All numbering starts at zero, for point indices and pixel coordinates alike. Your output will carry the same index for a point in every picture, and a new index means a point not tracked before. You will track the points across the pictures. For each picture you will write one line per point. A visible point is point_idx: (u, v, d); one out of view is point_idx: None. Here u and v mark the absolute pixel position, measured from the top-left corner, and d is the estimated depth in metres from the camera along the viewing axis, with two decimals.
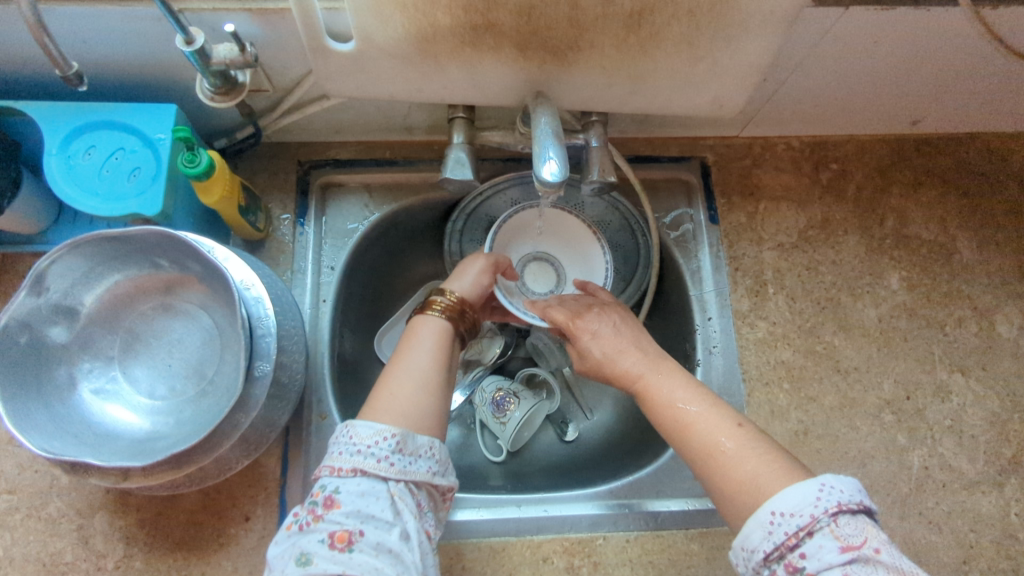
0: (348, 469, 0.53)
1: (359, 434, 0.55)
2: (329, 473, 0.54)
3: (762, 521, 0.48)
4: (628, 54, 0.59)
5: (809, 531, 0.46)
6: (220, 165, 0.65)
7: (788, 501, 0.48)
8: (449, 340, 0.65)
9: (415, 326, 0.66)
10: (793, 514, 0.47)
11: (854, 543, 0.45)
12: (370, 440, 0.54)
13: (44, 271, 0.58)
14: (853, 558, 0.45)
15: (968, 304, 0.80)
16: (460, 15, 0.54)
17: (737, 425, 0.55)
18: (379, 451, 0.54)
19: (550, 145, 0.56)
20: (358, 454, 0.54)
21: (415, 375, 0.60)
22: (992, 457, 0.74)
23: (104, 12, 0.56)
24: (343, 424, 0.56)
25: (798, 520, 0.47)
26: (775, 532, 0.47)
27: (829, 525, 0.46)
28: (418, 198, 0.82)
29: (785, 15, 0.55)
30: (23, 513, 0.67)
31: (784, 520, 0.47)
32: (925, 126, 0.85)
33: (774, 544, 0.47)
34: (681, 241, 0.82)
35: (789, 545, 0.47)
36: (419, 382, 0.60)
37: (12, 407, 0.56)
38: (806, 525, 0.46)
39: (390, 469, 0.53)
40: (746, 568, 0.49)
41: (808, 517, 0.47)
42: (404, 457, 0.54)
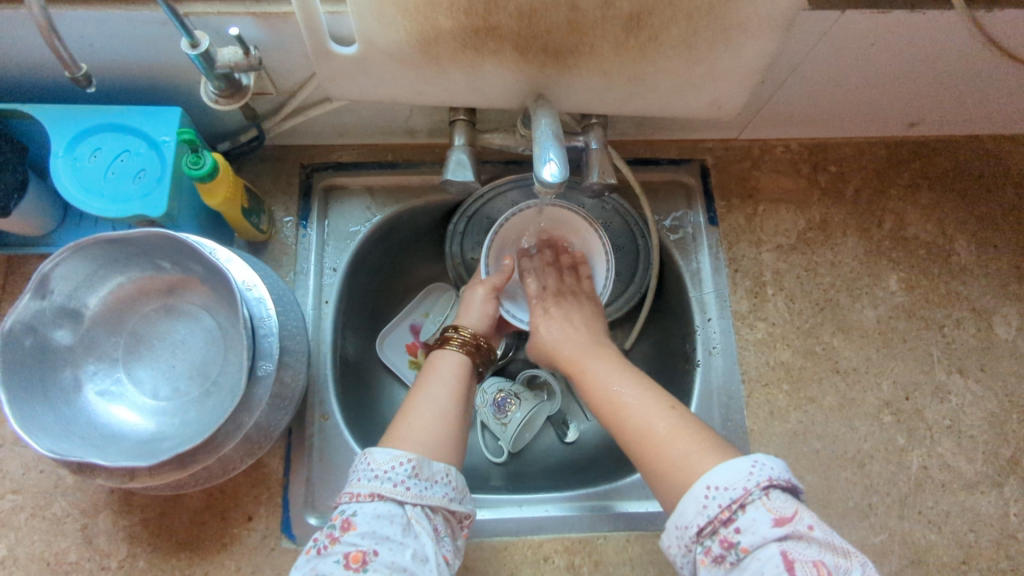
0: (366, 494, 0.54)
1: (377, 460, 0.56)
2: (348, 499, 0.55)
3: (697, 496, 0.51)
4: (627, 57, 0.59)
5: (741, 505, 0.49)
6: (225, 167, 0.66)
7: (721, 476, 0.50)
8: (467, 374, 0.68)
9: (434, 361, 0.68)
10: (727, 488, 0.50)
11: (786, 515, 0.48)
12: (387, 465, 0.55)
13: (48, 273, 0.58)
14: (787, 533, 0.47)
15: (966, 305, 0.80)
16: (461, 19, 0.55)
17: (669, 408, 0.59)
18: (396, 476, 0.55)
19: (550, 146, 0.56)
20: (375, 479, 0.55)
21: (433, 405, 0.62)
22: (991, 457, 0.74)
23: (110, 15, 0.57)
24: (363, 453, 0.58)
25: (731, 493, 0.49)
26: (710, 507, 0.50)
27: (760, 499, 0.49)
28: (420, 200, 0.83)
29: (781, 18, 0.56)
30: (28, 512, 0.68)
31: (718, 495, 0.50)
32: (923, 128, 0.85)
33: (708, 518, 0.50)
34: (681, 243, 0.83)
35: (723, 519, 0.49)
36: (438, 413, 0.61)
37: (19, 407, 0.56)
38: (738, 498, 0.49)
39: (407, 493, 0.54)
40: (679, 547, 0.52)
41: (740, 490, 0.49)
42: (420, 481, 0.55)
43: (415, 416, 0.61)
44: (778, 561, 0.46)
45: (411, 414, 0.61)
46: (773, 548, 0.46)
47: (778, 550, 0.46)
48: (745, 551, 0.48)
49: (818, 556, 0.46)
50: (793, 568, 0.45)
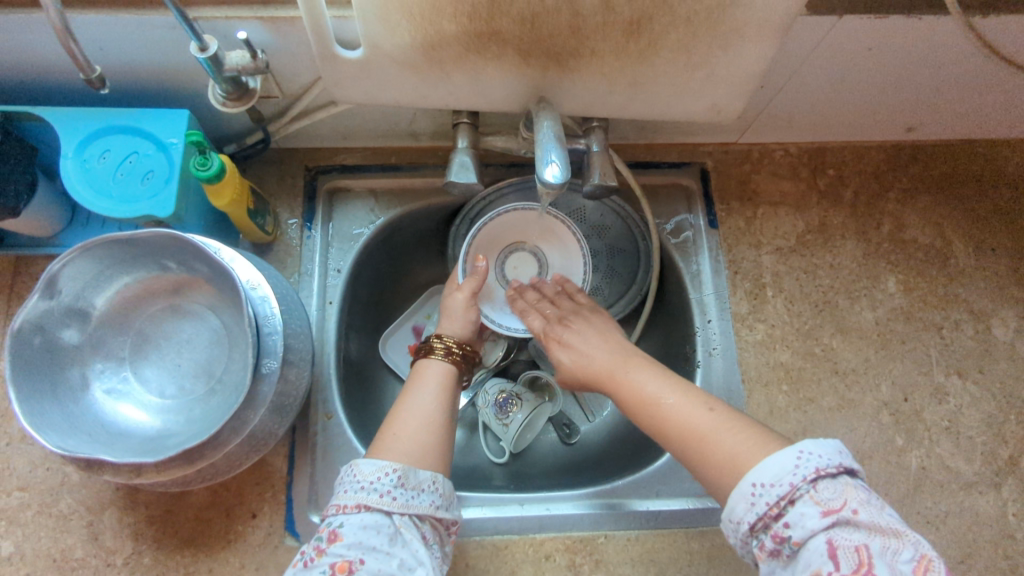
0: (353, 505, 0.55)
1: (362, 471, 0.57)
2: (335, 511, 0.55)
3: (744, 494, 0.50)
4: (628, 61, 0.60)
5: (789, 500, 0.49)
6: (231, 169, 0.67)
7: (766, 472, 0.50)
8: (453, 382, 0.68)
9: (420, 370, 0.68)
10: (772, 484, 0.49)
11: (833, 506, 0.47)
12: (372, 476, 0.56)
13: (57, 273, 0.59)
14: (835, 522, 0.47)
15: (964, 307, 0.81)
16: (464, 24, 0.56)
17: (707, 408, 0.57)
18: (382, 486, 0.55)
19: (551, 148, 0.57)
20: (361, 490, 0.55)
21: (417, 415, 0.63)
22: (989, 458, 0.75)
23: (121, 20, 0.58)
24: (348, 465, 0.58)
25: (777, 489, 0.49)
26: (757, 503, 0.50)
27: (808, 492, 0.48)
28: (423, 202, 0.84)
29: (779, 24, 0.57)
30: (35, 509, 0.69)
31: (764, 492, 0.50)
32: (921, 133, 0.86)
33: (757, 515, 0.49)
34: (682, 246, 0.84)
35: (773, 514, 0.49)
36: (423, 422, 0.62)
37: (28, 406, 0.57)
38: (785, 494, 0.49)
39: (393, 502, 0.55)
40: (737, 540, 0.52)
41: (787, 486, 0.49)
42: (406, 491, 0.56)
43: (399, 426, 0.61)
44: (824, 551, 0.46)
45: (396, 425, 0.62)
46: (821, 539, 0.46)
47: (826, 540, 0.46)
48: (796, 544, 0.48)
49: (866, 541, 0.46)
50: (840, 556, 0.45)
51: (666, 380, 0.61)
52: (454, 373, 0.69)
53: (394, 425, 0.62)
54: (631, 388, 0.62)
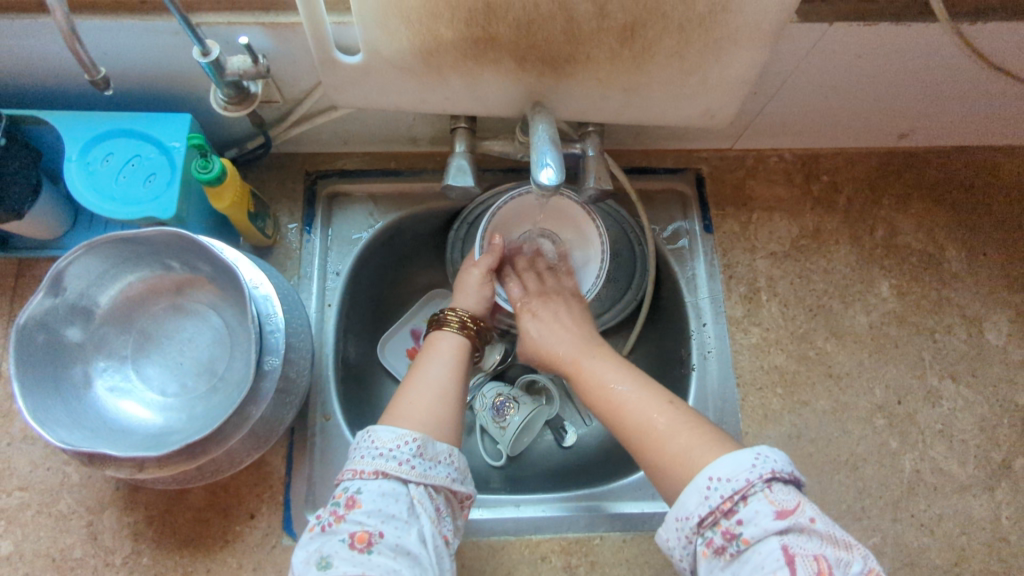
0: (371, 472, 0.56)
1: (380, 438, 0.57)
2: (352, 475, 0.56)
3: (699, 488, 0.52)
4: (622, 67, 0.61)
5: (743, 497, 0.50)
6: (232, 171, 0.68)
7: (724, 468, 0.52)
8: (466, 357, 0.69)
9: (433, 342, 0.70)
10: (729, 479, 0.51)
11: (788, 508, 0.49)
12: (392, 444, 0.57)
13: (61, 272, 0.60)
14: (789, 526, 0.49)
15: (957, 312, 0.81)
16: (462, 29, 0.57)
17: (668, 404, 0.61)
18: (400, 455, 0.56)
19: (547, 151, 0.58)
20: (380, 457, 0.56)
21: (431, 387, 0.64)
22: (982, 461, 0.75)
23: (125, 25, 0.60)
24: (367, 429, 0.59)
25: (733, 485, 0.51)
26: (712, 497, 0.51)
27: (762, 492, 0.50)
28: (422, 207, 0.85)
29: (771, 30, 0.58)
30: (35, 509, 0.69)
31: (720, 486, 0.51)
32: (913, 139, 0.87)
33: (710, 508, 0.51)
34: (677, 251, 0.84)
35: (724, 510, 0.50)
36: (438, 393, 0.63)
37: (31, 401, 0.58)
38: (740, 489, 0.50)
39: (412, 472, 0.56)
40: (679, 539, 0.53)
41: (742, 482, 0.50)
42: (424, 461, 0.56)
43: (415, 396, 0.62)
44: (779, 555, 0.47)
45: (412, 394, 0.63)
46: (774, 541, 0.48)
47: (779, 544, 0.48)
48: (746, 542, 0.49)
49: (819, 549, 0.48)
50: (794, 561, 0.47)
51: (621, 373, 0.66)
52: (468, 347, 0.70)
53: (410, 394, 0.63)
54: (591, 377, 0.67)
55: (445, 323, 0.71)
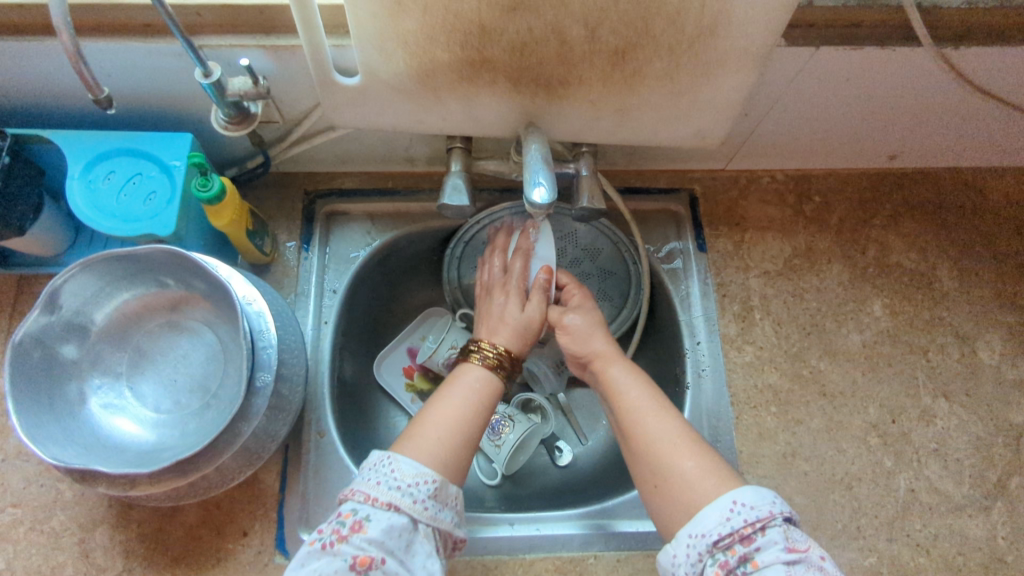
0: (384, 501, 0.55)
1: (401, 470, 0.57)
2: (363, 498, 0.55)
3: (722, 507, 0.53)
4: (614, 89, 0.63)
5: (764, 526, 0.52)
6: (232, 190, 0.69)
7: (751, 496, 0.53)
8: (493, 392, 0.68)
9: (459, 374, 0.68)
10: (753, 506, 0.52)
11: (800, 546, 0.51)
12: (410, 479, 0.57)
13: (58, 289, 0.61)
14: (798, 559, 0.50)
15: (949, 331, 0.82)
16: (457, 52, 0.59)
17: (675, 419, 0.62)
18: (417, 493, 0.56)
19: (540, 171, 0.60)
20: (396, 489, 0.56)
21: (454, 421, 0.63)
22: (978, 481, 0.75)
23: (129, 47, 0.61)
24: (386, 455, 0.59)
25: (757, 511, 0.52)
26: (733, 519, 0.52)
27: (781, 526, 0.52)
28: (419, 226, 0.86)
29: (758, 53, 0.59)
30: (27, 526, 0.69)
31: (744, 510, 0.52)
32: (903, 161, 0.89)
33: (731, 530, 0.52)
34: (672, 271, 0.85)
35: (744, 534, 0.52)
36: (463, 432, 0.63)
37: (26, 417, 0.58)
38: (763, 518, 0.52)
39: (423, 512, 0.56)
40: (688, 556, 0.53)
41: (765, 512, 0.52)
42: (436, 505, 0.57)
43: (440, 431, 0.62)
44: None
45: (439, 429, 0.62)
46: (784, 571, 0.49)
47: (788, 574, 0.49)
48: (756, 566, 0.50)
49: None
50: None
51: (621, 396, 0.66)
52: (496, 385, 0.68)
53: (436, 428, 0.62)
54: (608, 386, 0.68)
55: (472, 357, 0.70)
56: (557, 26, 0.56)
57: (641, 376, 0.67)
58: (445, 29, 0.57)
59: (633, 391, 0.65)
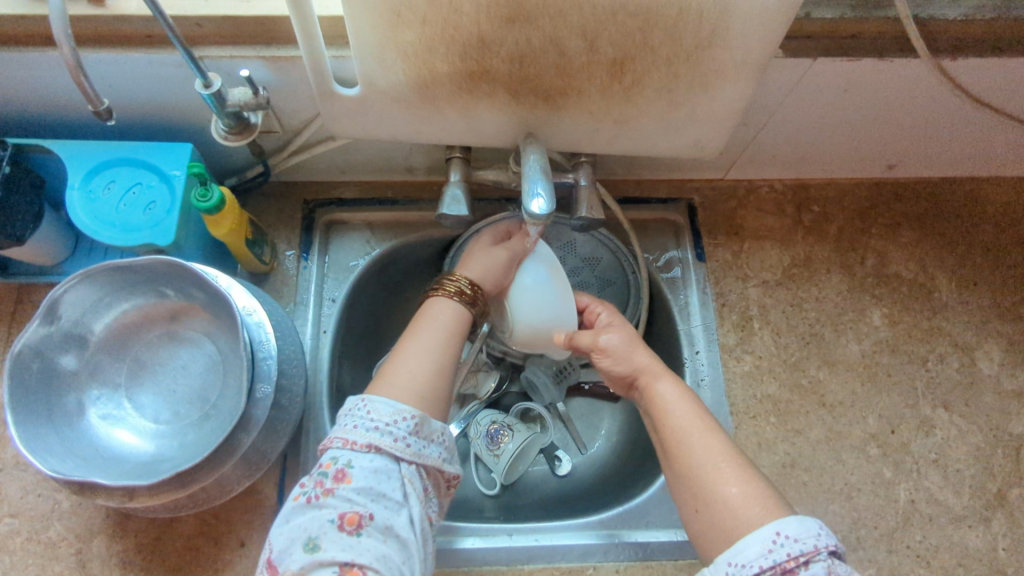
0: (363, 444, 0.55)
1: (378, 411, 0.57)
2: (342, 445, 0.55)
3: (764, 539, 0.51)
4: (612, 100, 0.63)
5: (807, 560, 0.49)
6: (231, 200, 0.69)
7: (796, 527, 0.51)
8: (462, 324, 0.67)
9: (429, 309, 0.68)
10: (798, 539, 0.50)
11: None
12: (388, 418, 0.56)
13: (58, 299, 0.61)
14: None
15: (948, 341, 0.82)
16: (456, 63, 0.59)
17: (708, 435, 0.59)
18: (397, 432, 0.56)
19: (538, 182, 0.60)
20: (374, 430, 0.56)
21: (424, 353, 0.63)
22: (978, 492, 0.75)
23: (129, 58, 0.62)
24: (361, 398, 0.58)
25: (802, 546, 0.50)
26: (776, 551, 0.50)
27: (825, 560, 0.50)
28: (418, 234, 0.86)
29: (757, 65, 0.60)
30: (24, 536, 0.69)
31: (787, 543, 0.50)
32: (902, 171, 0.89)
33: (773, 563, 0.50)
34: (671, 280, 0.85)
35: (786, 568, 0.49)
36: (436, 365, 0.63)
37: (24, 428, 0.58)
38: (807, 552, 0.50)
39: (406, 449, 0.56)
40: None
41: (811, 546, 0.50)
42: (419, 440, 0.57)
43: (411, 364, 0.62)
44: None
45: (411, 363, 0.62)
46: None
47: None
48: None
49: None
50: None
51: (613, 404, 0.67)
52: (467, 317, 0.68)
53: (408, 361, 0.62)
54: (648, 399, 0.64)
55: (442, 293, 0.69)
56: (556, 39, 0.56)
57: (688, 393, 0.63)
58: (444, 40, 0.57)
59: (679, 406, 0.62)
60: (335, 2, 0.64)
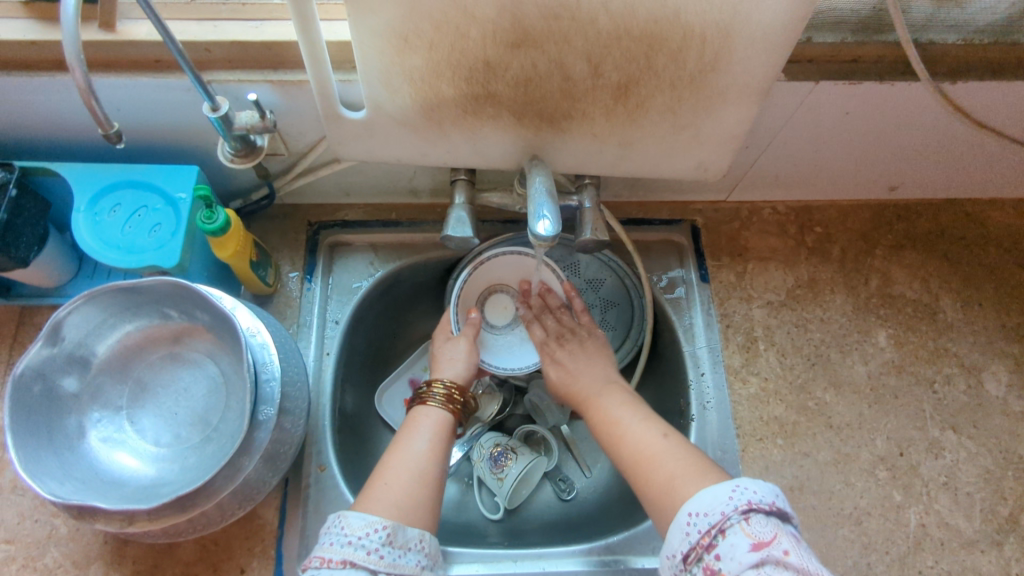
0: (338, 560, 0.53)
1: (350, 525, 0.55)
2: (317, 564, 0.53)
3: (681, 524, 0.52)
4: (617, 123, 0.64)
5: (720, 530, 0.49)
6: (236, 223, 0.69)
7: (702, 503, 0.52)
8: (448, 432, 0.68)
9: (416, 422, 0.68)
10: (706, 514, 0.51)
11: (763, 540, 0.48)
12: (360, 532, 0.55)
13: (62, 320, 0.61)
14: (763, 558, 0.46)
15: (954, 361, 0.82)
16: (462, 87, 0.60)
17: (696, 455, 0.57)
18: (369, 544, 0.54)
19: (544, 204, 0.60)
20: (348, 545, 0.54)
21: (411, 483, 0.61)
22: (989, 515, 0.74)
23: (139, 82, 0.62)
24: (336, 515, 0.57)
25: (710, 518, 0.50)
26: (692, 533, 0.51)
27: (739, 524, 0.49)
28: (421, 256, 0.86)
29: (758, 89, 0.60)
30: (19, 563, 0.67)
31: (699, 520, 0.51)
32: (903, 193, 0.90)
33: (691, 545, 0.50)
34: (674, 300, 0.85)
35: (705, 544, 0.50)
36: (415, 473, 0.62)
37: (23, 451, 0.57)
38: (716, 522, 0.50)
39: (380, 561, 0.54)
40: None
41: (718, 515, 0.50)
42: (394, 550, 0.55)
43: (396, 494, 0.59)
44: None
45: (388, 474, 0.61)
46: None
47: None
48: None
49: None
50: None
51: (605, 422, 0.67)
52: (450, 423, 0.69)
53: (386, 479, 0.61)
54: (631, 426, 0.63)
55: (426, 400, 0.70)
56: (560, 63, 0.57)
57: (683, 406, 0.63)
58: (451, 64, 0.57)
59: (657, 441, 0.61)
60: (342, 28, 0.65)
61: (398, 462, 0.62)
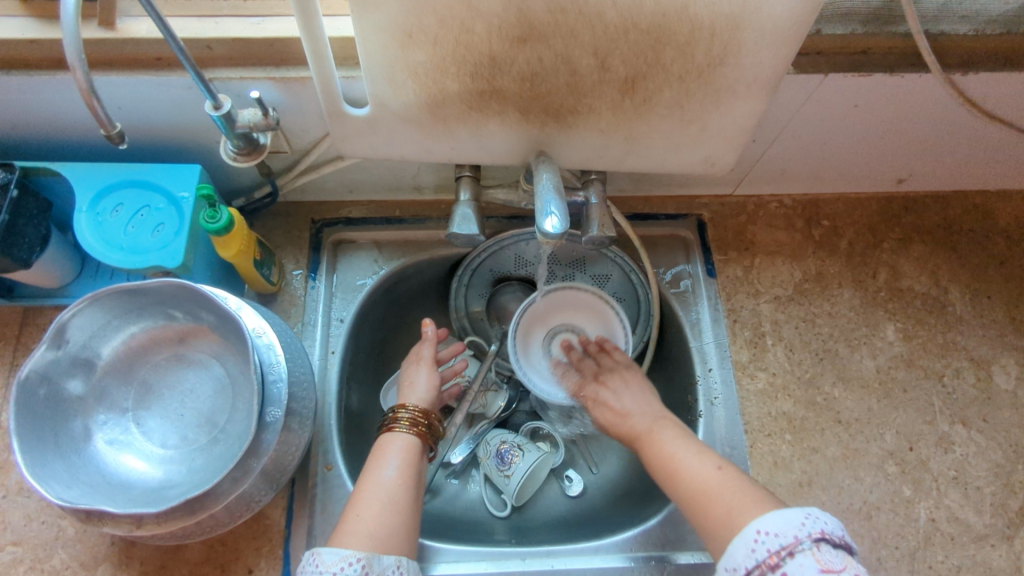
0: None
1: (325, 561, 0.55)
2: None
3: (747, 540, 0.51)
4: (624, 117, 0.63)
5: (791, 552, 0.49)
6: (239, 222, 0.68)
7: (773, 522, 0.51)
8: (417, 453, 0.67)
9: (383, 445, 0.67)
10: (778, 534, 0.50)
11: (834, 568, 0.48)
12: (335, 567, 0.55)
13: (66, 323, 0.60)
14: None
15: (964, 355, 0.81)
16: (467, 83, 0.59)
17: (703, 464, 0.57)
18: None
19: (551, 201, 0.59)
20: None
21: (385, 516, 0.61)
22: (999, 509, 0.74)
23: (140, 80, 0.61)
24: (309, 552, 0.56)
25: (781, 540, 0.50)
26: (758, 550, 0.50)
27: (811, 550, 0.49)
28: (426, 254, 0.85)
29: (768, 82, 0.59)
30: (26, 565, 0.67)
31: (767, 539, 0.50)
32: (912, 185, 0.89)
33: (756, 561, 0.50)
34: (680, 296, 0.84)
35: (772, 564, 0.49)
36: (388, 502, 0.62)
37: (30, 455, 0.57)
38: (789, 545, 0.49)
39: None
40: None
41: (791, 539, 0.50)
42: None
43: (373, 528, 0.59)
44: None
45: (359, 506, 0.61)
46: None
47: None
48: None
49: None
50: None
51: None
52: (418, 446, 0.68)
53: (359, 513, 0.60)
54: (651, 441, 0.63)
55: (394, 426, 0.69)
56: (567, 57, 0.56)
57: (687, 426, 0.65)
58: (456, 60, 0.57)
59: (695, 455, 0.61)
60: (345, 23, 0.64)
61: (372, 496, 0.62)
